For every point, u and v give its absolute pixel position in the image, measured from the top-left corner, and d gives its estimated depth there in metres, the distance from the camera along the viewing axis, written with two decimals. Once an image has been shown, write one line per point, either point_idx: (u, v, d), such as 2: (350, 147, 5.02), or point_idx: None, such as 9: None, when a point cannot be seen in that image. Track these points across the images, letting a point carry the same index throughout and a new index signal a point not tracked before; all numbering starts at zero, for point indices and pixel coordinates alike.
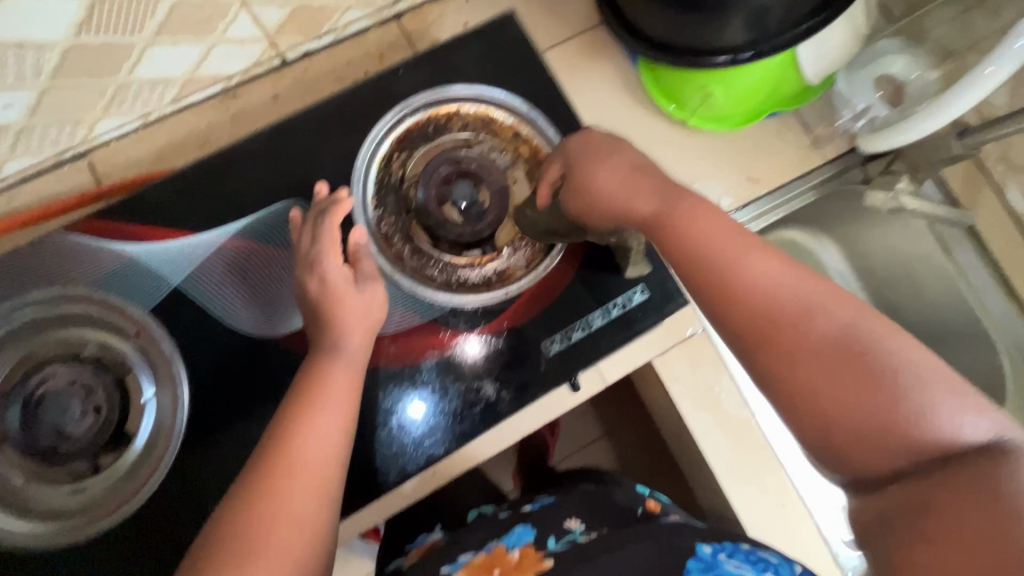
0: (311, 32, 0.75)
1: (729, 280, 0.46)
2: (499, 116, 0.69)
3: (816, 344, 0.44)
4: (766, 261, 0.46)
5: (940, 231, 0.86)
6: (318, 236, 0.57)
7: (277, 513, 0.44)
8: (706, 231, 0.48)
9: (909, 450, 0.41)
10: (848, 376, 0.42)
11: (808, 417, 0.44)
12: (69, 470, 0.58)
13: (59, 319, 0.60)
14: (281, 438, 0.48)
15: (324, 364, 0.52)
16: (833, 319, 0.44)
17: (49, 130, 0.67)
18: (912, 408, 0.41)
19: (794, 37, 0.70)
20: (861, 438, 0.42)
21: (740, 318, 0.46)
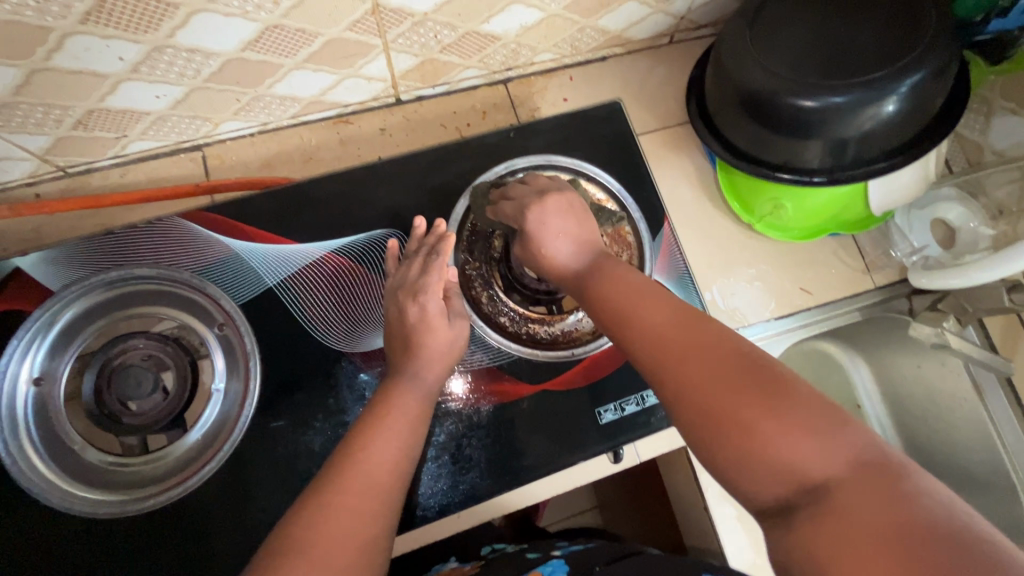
0: (430, 81, 0.82)
1: (628, 316, 0.48)
2: (591, 189, 0.74)
3: (693, 363, 0.43)
4: (658, 302, 0.48)
5: (975, 373, 0.89)
6: (427, 268, 0.62)
7: (341, 526, 0.45)
8: (620, 283, 0.51)
9: (801, 469, 0.38)
10: (731, 388, 0.41)
11: (699, 441, 0.42)
12: (123, 442, 0.60)
13: (153, 296, 0.63)
14: (352, 453, 0.50)
15: (398, 388, 0.56)
16: (718, 338, 0.44)
17: (181, 122, 0.73)
18: (796, 431, 0.39)
19: (867, 173, 0.76)
20: (745, 463, 0.40)
21: (639, 353, 0.47)
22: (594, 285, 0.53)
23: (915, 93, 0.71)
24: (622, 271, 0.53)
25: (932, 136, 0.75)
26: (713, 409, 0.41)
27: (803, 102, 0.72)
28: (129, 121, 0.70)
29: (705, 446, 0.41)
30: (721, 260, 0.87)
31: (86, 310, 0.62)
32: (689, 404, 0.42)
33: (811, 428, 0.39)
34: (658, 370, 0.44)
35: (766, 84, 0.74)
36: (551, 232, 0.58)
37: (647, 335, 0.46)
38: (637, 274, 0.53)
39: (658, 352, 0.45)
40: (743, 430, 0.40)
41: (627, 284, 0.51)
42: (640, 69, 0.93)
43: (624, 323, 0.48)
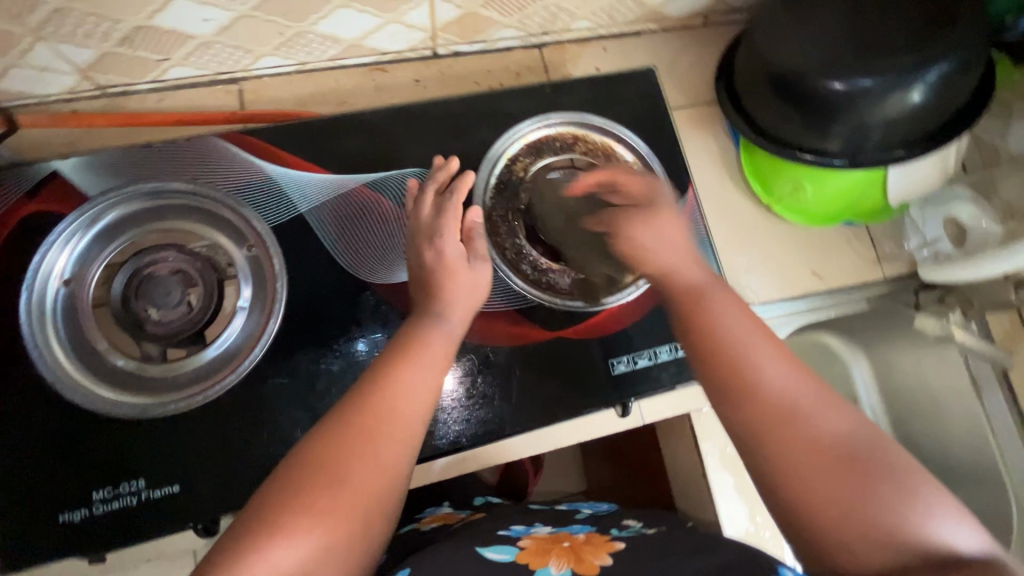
0: (468, 37, 0.83)
1: (735, 374, 0.46)
2: (619, 151, 0.75)
3: (799, 439, 0.43)
4: (766, 358, 0.46)
5: (974, 370, 0.90)
6: (449, 204, 0.63)
7: (363, 452, 0.46)
8: (718, 323, 0.49)
9: (916, 555, 0.39)
10: (840, 469, 0.42)
11: (808, 516, 0.42)
12: (145, 349, 0.61)
13: (186, 212, 0.64)
14: (379, 383, 0.50)
15: (424, 327, 0.56)
16: (824, 413, 0.44)
17: (223, 50, 0.74)
18: (902, 512, 0.40)
19: (887, 159, 0.78)
20: (856, 542, 0.40)
21: (747, 411, 0.45)
22: (697, 316, 0.50)
23: (942, 83, 0.72)
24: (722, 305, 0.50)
25: (953, 129, 0.77)
26: (825, 484, 0.41)
27: (832, 84, 0.73)
28: (174, 44, 0.71)
29: (818, 519, 0.41)
30: (737, 238, 0.89)
31: (119, 219, 0.63)
32: (793, 479, 0.43)
33: (918, 507, 0.40)
34: (762, 441, 0.44)
35: (797, 64, 0.75)
36: (644, 247, 0.55)
37: (753, 397, 0.45)
38: (738, 309, 0.50)
39: (743, 397, 0.45)
40: (857, 511, 0.40)
41: (732, 329, 0.48)
42: (672, 47, 0.94)
43: (734, 377, 0.46)
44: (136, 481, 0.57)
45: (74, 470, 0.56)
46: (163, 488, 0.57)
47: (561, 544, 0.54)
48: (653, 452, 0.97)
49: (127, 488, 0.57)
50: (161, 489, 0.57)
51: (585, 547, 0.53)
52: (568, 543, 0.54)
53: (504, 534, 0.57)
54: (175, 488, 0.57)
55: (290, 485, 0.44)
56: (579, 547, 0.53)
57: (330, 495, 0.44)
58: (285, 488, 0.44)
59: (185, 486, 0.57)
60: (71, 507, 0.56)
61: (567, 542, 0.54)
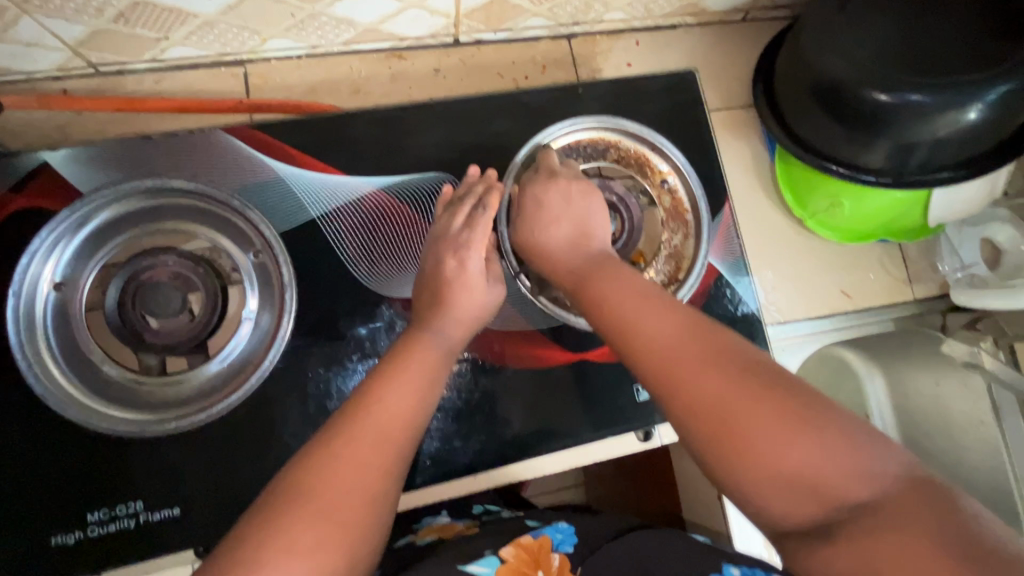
0: (493, 25, 0.77)
1: (633, 329, 0.45)
2: (653, 160, 0.70)
3: (715, 380, 0.40)
4: (660, 312, 0.45)
5: (996, 396, 0.87)
6: (473, 220, 0.58)
7: (348, 478, 0.44)
8: (616, 289, 0.49)
9: (838, 491, 0.37)
10: (768, 410, 0.39)
11: (730, 460, 0.39)
12: (144, 360, 0.57)
13: (189, 212, 0.59)
14: (368, 401, 0.48)
15: (418, 342, 0.53)
16: (742, 358, 0.41)
17: (228, 30, 0.68)
18: (828, 446, 0.38)
19: (930, 180, 0.74)
20: (781, 479, 0.38)
21: (651, 361, 0.43)
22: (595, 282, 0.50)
23: (1001, 104, 0.68)
24: (622, 272, 0.51)
25: (1003, 151, 0.73)
26: (747, 424, 0.39)
27: (880, 97, 0.68)
28: (174, 23, 0.64)
29: (738, 462, 0.39)
30: (766, 254, 0.85)
31: (115, 218, 0.58)
32: (715, 430, 0.39)
33: (837, 435, 0.38)
34: (678, 386, 0.41)
35: (845, 73, 0.70)
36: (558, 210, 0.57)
37: (658, 350, 0.43)
38: (626, 275, 0.51)
39: (678, 369, 0.41)
40: (779, 445, 0.38)
41: (631, 289, 0.48)
42: (708, 44, 0.88)
43: (635, 324, 0.45)
44: (133, 502, 0.54)
45: (69, 489, 0.53)
46: (162, 511, 0.54)
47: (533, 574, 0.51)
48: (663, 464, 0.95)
49: (124, 511, 0.53)
50: (159, 512, 0.54)
51: None
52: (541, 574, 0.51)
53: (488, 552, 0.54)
54: (175, 511, 0.54)
55: (272, 526, 0.40)
56: None
57: (324, 527, 0.41)
58: (273, 526, 0.40)
59: (186, 509, 0.54)
60: (65, 529, 0.53)
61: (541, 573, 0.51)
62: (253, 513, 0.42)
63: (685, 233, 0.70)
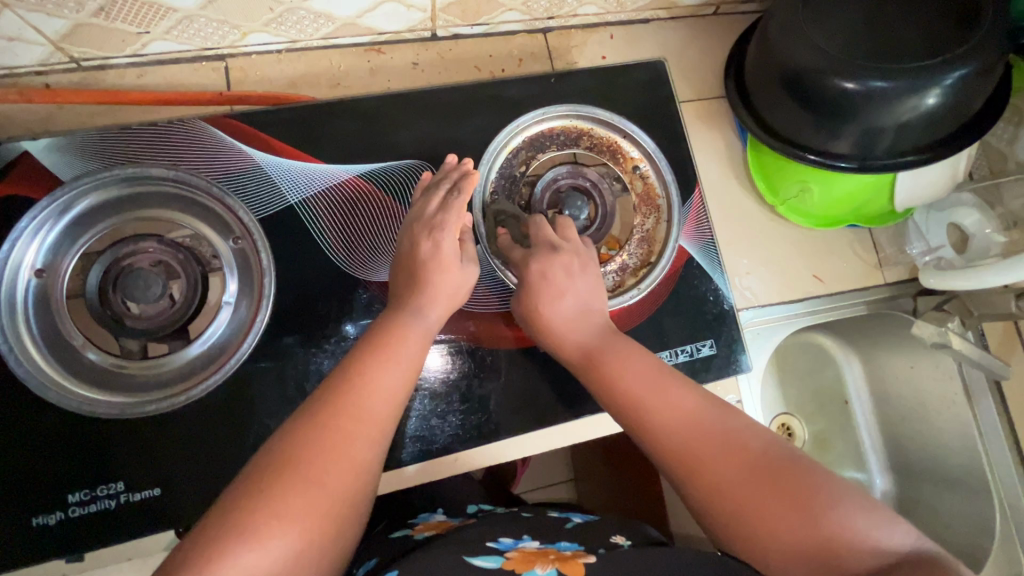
0: (469, 20, 0.79)
1: (646, 424, 0.49)
2: (624, 148, 0.72)
3: (729, 468, 0.45)
4: (673, 398, 0.50)
5: (967, 377, 0.90)
6: (447, 203, 0.60)
7: (337, 450, 0.45)
8: (630, 372, 0.52)
9: (850, 567, 0.41)
10: (774, 492, 0.43)
11: (744, 544, 0.43)
12: (125, 345, 0.58)
13: (168, 200, 0.61)
14: (355, 377, 0.49)
15: (400, 323, 0.55)
16: (747, 443, 0.46)
17: (208, 25, 0.69)
18: (834, 523, 0.42)
19: (895, 164, 0.76)
20: (794, 558, 0.42)
21: (665, 456, 0.48)
22: (604, 364, 0.54)
23: (959, 88, 0.70)
24: (630, 351, 0.54)
25: (964, 135, 0.75)
26: (757, 510, 0.43)
27: (845, 84, 0.71)
28: (154, 17, 0.66)
29: (750, 545, 0.43)
30: (740, 240, 0.87)
31: (95, 207, 0.59)
32: (728, 519, 0.44)
33: (841, 511, 0.42)
34: (694, 480, 0.46)
35: (811, 61, 0.73)
36: (559, 289, 0.58)
37: (672, 444, 0.47)
38: (638, 352, 0.54)
39: (689, 465, 0.46)
40: (787, 526, 0.42)
41: (643, 375, 0.51)
42: (681, 37, 0.91)
43: (646, 415, 0.49)
44: (113, 483, 0.55)
45: (51, 471, 0.54)
46: (144, 491, 0.55)
47: (545, 556, 0.51)
48: (643, 450, 0.97)
49: (105, 491, 0.54)
50: (140, 492, 0.55)
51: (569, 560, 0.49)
52: (554, 556, 0.51)
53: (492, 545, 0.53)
54: (156, 491, 0.55)
55: (264, 493, 0.42)
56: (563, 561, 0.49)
57: (313, 495, 0.43)
58: (264, 493, 0.42)
59: (167, 489, 0.55)
60: (46, 510, 0.53)
61: (553, 555, 0.51)
62: (243, 480, 0.43)
63: (657, 218, 0.72)
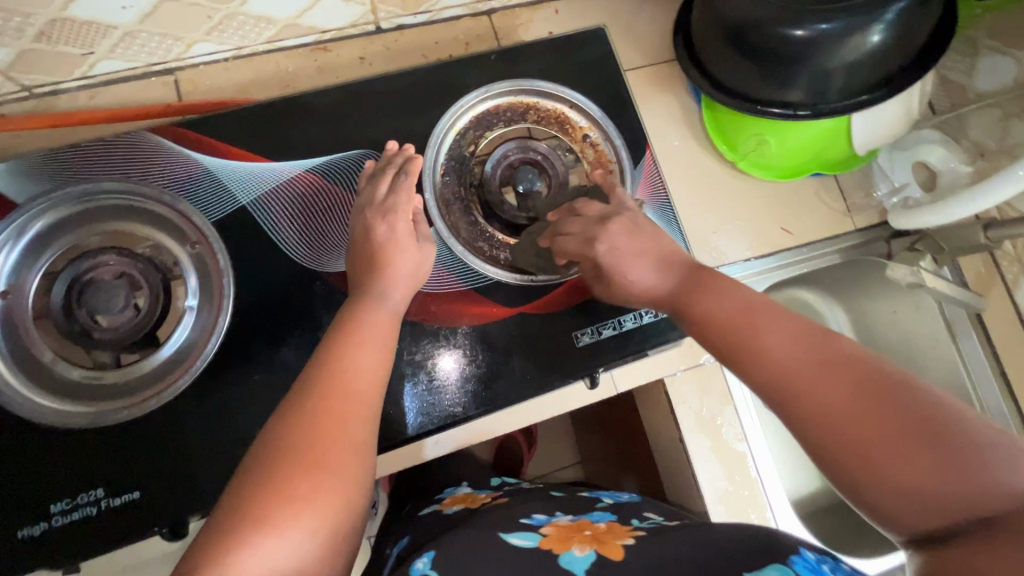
0: (410, 9, 0.80)
1: (745, 344, 0.45)
2: (572, 118, 0.73)
3: (840, 394, 0.41)
4: (776, 321, 0.45)
5: (948, 314, 0.93)
6: (396, 186, 0.60)
7: (333, 432, 0.46)
8: (728, 302, 0.48)
9: (970, 507, 0.37)
10: (891, 419, 0.39)
11: (854, 474, 0.40)
12: (95, 357, 0.59)
13: (123, 213, 0.62)
14: (328, 361, 0.50)
15: (366, 305, 0.55)
16: (863, 369, 0.41)
17: (151, 40, 0.70)
18: (962, 463, 0.37)
19: (849, 107, 0.76)
20: (905, 493, 0.38)
21: (768, 381, 0.44)
22: (694, 296, 0.50)
23: (904, 23, 0.70)
24: (722, 280, 0.50)
25: (914, 68, 0.74)
26: (872, 440, 0.39)
27: (791, 32, 0.70)
28: (94, 36, 0.67)
29: (862, 477, 0.39)
30: (705, 200, 0.86)
31: (53, 225, 0.60)
32: (838, 445, 0.40)
33: (970, 451, 0.37)
34: (800, 403, 0.42)
35: (754, 12, 0.72)
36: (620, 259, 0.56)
37: (775, 365, 0.44)
38: (732, 281, 0.50)
39: (793, 388, 0.42)
40: (902, 461, 0.38)
41: (741, 304, 0.47)
42: (627, 5, 0.90)
43: (747, 341, 0.45)
44: (93, 490, 0.56)
45: (31, 484, 0.55)
46: (123, 495, 0.56)
47: (582, 533, 0.52)
48: (631, 419, 0.97)
49: (86, 499, 0.56)
50: (121, 496, 0.56)
51: (606, 535, 0.51)
52: (590, 531, 0.52)
53: (526, 522, 0.55)
54: (136, 493, 0.56)
55: (262, 484, 0.42)
56: (600, 536, 0.51)
57: (317, 478, 0.43)
58: (259, 485, 0.42)
59: (146, 491, 0.57)
60: (30, 521, 0.55)
61: (589, 531, 0.52)
62: (236, 479, 0.43)
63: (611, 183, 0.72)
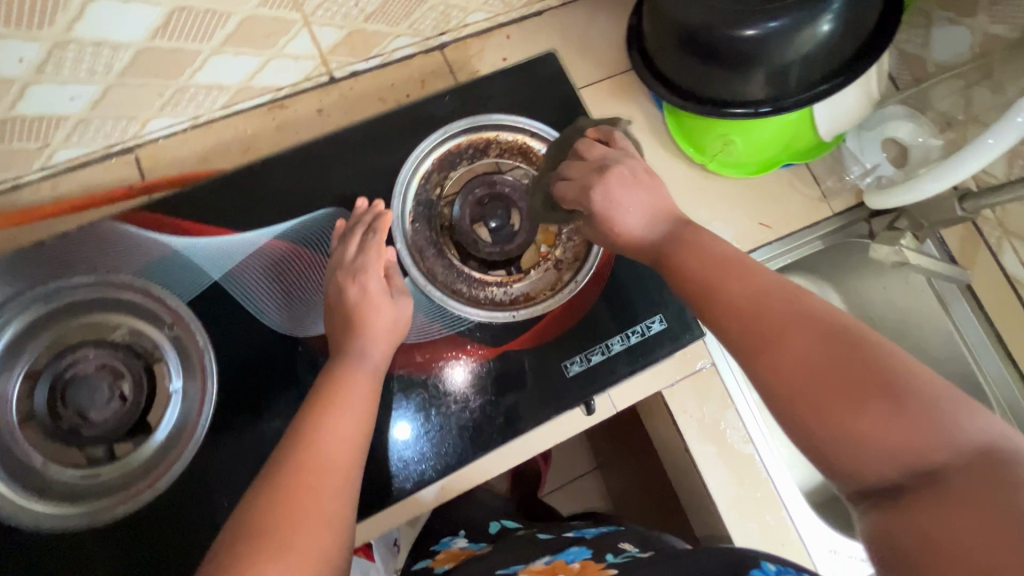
0: (361, 54, 0.79)
1: (712, 290, 0.46)
2: (534, 146, 0.73)
3: (799, 342, 0.41)
4: (745, 269, 0.46)
5: (937, 288, 0.91)
6: (366, 247, 0.61)
7: (308, 504, 0.45)
8: (700, 253, 0.49)
9: (914, 462, 0.36)
10: (841, 367, 0.39)
11: (803, 418, 0.40)
12: (86, 454, 0.59)
13: (96, 304, 0.61)
14: (305, 434, 0.50)
15: (345, 371, 0.55)
16: (824, 319, 0.42)
17: (105, 123, 0.70)
18: (909, 416, 0.37)
19: (811, 97, 0.75)
20: (850, 442, 0.38)
21: (732, 324, 0.44)
22: (671, 247, 0.51)
23: (849, 11, 0.70)
24: (697, 234, 0.51)
25: (869, 51, 0.74)
26: (821, 385, 0.39)
27: (741, 32, 0.70)
28: (48, 129, 0.67)
29: (811, 424, 0.40)
30: (680, 206, 0.86)
31: (29, 326, 0.60)
32: (789, 389, 0.41)
33: (919, 405, 0.37)
34: (757, 346, 0.43)
35: (702, 18, 0.72)
36: (622, 207, 0.55)
37: (736, 309, 0.44)
38: (711, 235, 0.51)
39: (753, 331, 0.43)
40: (850, 409, 0.38)
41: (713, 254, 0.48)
42: (578, 21, 0.90)
43: (716, 287, 0.46)
44: None
45: None
46: None
47: None
48: (639, 430, 0.96)
49: None
50: None
51: None
52: None
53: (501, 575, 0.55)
54: None
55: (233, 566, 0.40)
56: None
57: (290, 555, 0.41)
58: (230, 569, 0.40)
59: None
60: None
61: None
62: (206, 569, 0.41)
63: None
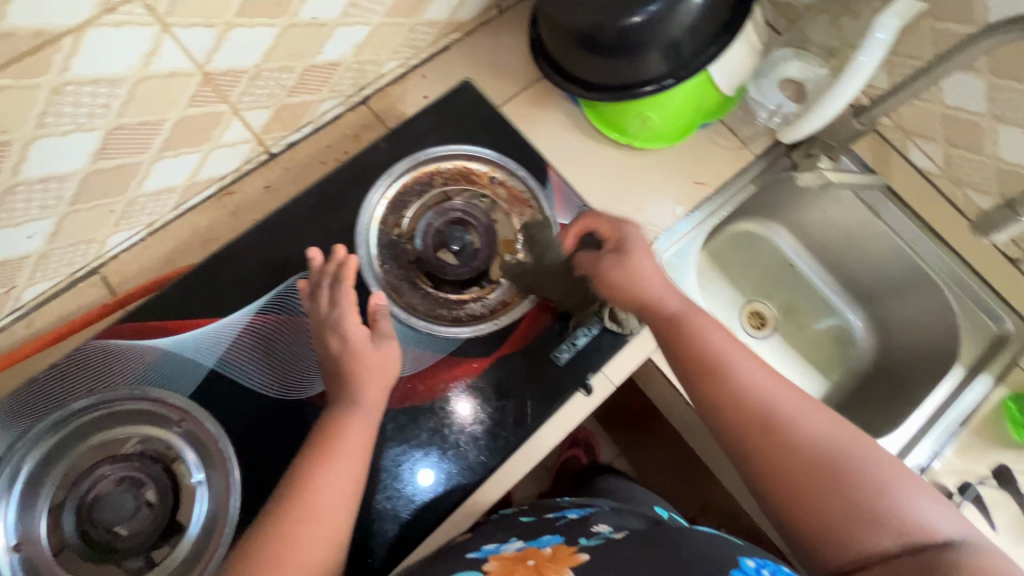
0: (292, 126, 0.84)
1: (711, 386, 0.62)
2: (473, 167, 0.78)
3: (785, 440, 0.57)
4: (740, 367, 0.62)
5: (864, 197, 0.97)
6: (336, 301, 0.64)
7: (289, 556, 0.51)
8: (699, 350, 0.64)
9: (876, 557, 0.52)
10: (821, 479, 0.55)
11: (791, 506, 0.56)
12: (127, 567, 0.60)
13: (103, 422, 0.63)
14: (298, 484, 0.55)
15: (342, 419, 0.59)
16: (799, 422, 0.58)
17: (66, 252, 0.73)
18: (874, 539, 0.52)
19: (703, 61, 0.83)
20: (827, 527, 0.54)
21: (729, 419, 0.60)
22: (680, 343, 0.65)
23: None
24: (697, 332, 0.65)
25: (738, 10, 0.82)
26: (806, 484, 0.55)
27: (631, 20, 0.78)
28: (12, 272, 0.69)
29: (798, 504, 0.55)
30: (619, 187, 0.93)
31: (41, 460, 0.62)
32: (783, 492, 0.56)
33: (880, 520, 0.52)
34: (749, 441, 0.59)
35: (590, 19, 0.80)
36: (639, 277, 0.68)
37: (730, 406, 0.61)
38: (712, 330, 0.65)
39: (747, 427, 0.59)
40: (835, 526, 0.54)
41: (703, 354, 0.63)
42: (482, 46, 0.97)
43: (712, 385, 0.62)
44: None
45: None
46: None
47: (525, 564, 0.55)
48: (643, 400, 1.01)
49: None
50: None
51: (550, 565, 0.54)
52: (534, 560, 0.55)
53: (473, 556, 0.57)
54: None
55: None
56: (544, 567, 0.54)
57: None
58: None
59: None
60: None
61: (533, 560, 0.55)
62: None
63: (532, 212, 0.77)
